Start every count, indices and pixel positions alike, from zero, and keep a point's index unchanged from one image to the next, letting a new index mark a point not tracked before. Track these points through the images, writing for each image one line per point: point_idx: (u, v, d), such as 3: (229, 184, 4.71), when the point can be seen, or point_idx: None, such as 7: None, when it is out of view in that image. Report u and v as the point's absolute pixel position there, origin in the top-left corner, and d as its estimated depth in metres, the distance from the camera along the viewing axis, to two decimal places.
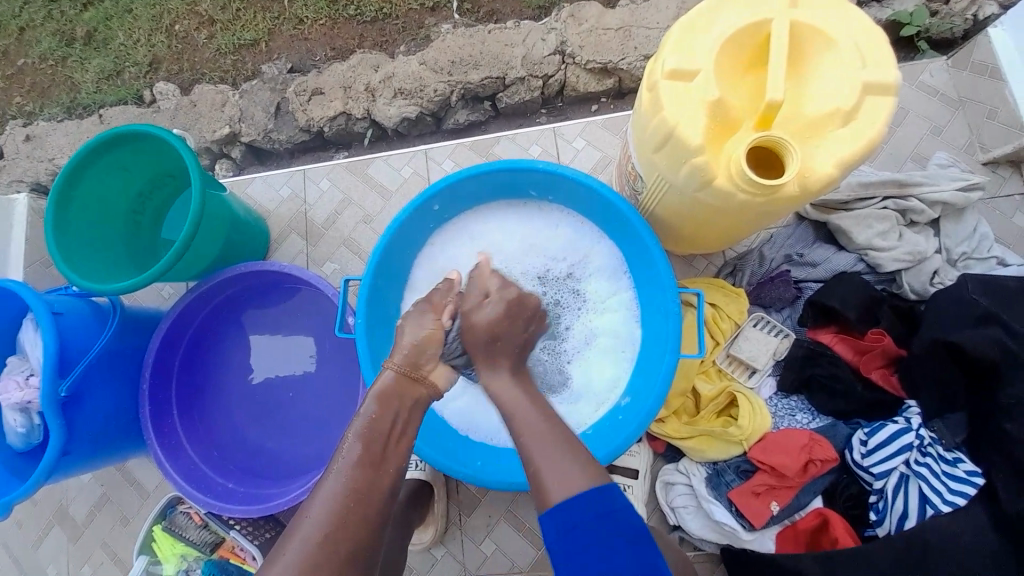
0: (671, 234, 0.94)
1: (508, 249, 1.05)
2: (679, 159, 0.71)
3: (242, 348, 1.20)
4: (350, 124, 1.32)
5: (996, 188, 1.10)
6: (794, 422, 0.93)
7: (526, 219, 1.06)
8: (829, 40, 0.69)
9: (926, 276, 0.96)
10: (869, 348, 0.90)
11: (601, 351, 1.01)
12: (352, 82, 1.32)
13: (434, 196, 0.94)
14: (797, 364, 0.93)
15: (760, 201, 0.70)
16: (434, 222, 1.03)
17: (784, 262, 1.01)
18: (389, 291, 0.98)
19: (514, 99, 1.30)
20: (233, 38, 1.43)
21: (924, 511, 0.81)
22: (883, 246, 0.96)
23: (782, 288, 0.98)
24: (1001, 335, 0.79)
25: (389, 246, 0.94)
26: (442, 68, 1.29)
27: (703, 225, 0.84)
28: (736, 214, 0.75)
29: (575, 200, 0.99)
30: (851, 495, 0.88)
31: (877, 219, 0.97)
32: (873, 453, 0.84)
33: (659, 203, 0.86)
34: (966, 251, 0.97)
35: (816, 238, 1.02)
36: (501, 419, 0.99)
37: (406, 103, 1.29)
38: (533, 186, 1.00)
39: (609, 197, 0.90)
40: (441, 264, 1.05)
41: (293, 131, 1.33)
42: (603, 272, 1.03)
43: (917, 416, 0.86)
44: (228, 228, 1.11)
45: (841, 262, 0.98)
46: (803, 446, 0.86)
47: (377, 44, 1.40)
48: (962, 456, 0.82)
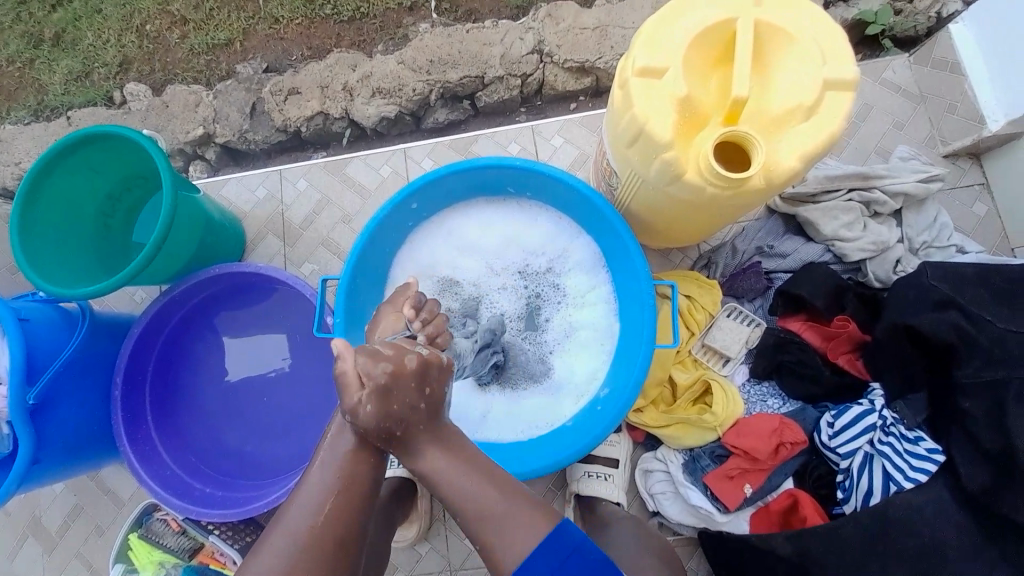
0: (646, 227, 0.96)
1: (488, 245, 1.06)
2: (650, 154, 0.73)
3: (220, 350, 1.19)
4: (328, 123, 1.32)
5: (956, 179, 1.15)
6: (766, 407, 0.96)
7: (506, 215, 1.07)
8: (791, 37, 0.71)
9: (890, 265, 0.99)
10: (835, 334, 0.94)
11: (581, 345, 1.03)
12: (330, 81, 1.32)
13: (412, 193, 0.95)
14: (769, 352, 0.95)
15: (727, 194, 0.72)
16: (414, 219, 1.03)
17: (756, 254, 1.04)
18: (369, 289, 0.99)
19: (493, 98, 1.31)
20: (207, 38, 1.41)
21: (887, 487, 0.85)
22: (849, 237, 0.99)
23: (753, 279, 1.01)
24: (959, 319, 0.83)
25: (368, 244, 0.94)
26: (420, 67, 1.30)
27: (676, 218, 0.86)
28: (706, 208, 0.77)
29: (553, 196, 1.01)
30: (821, 475, 0.91)
31: (843, 210, 1.00)
32: (839, 434, 0.88)
33: (632, 198, 0.88)
34: (926, 240, 1.01)
35: (786, 230, 1.04)
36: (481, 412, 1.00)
37: (385, 102, 1.29)
38: (512, 182, 1.01)
39: (586, 193, 0.91)
40: (422, 260, 1.06)
41: (270, 132, 1.32)
42: (582, 267, 1.05)
43: (881, 398, 0.90)
44: (202, 229, 1.10)
45: (809, 253, 1.01)
46: (774, 430, 0.89)
47: (355, 44, 1.40)
48: (922, 435, 0.86)
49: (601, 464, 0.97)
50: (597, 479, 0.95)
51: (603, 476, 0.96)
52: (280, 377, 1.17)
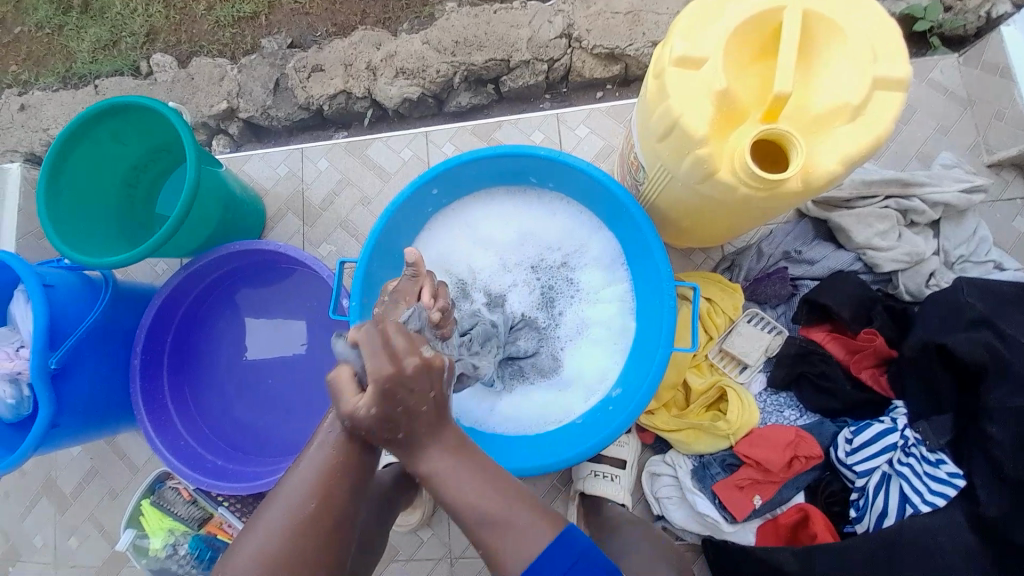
0: (671, 226, 0.94)
1: (507, 235, 1.05)
2: (683, 150, 0.70)
3: (236, 326, 1.20)
4: (349, 103, 1.31)
5: (1000, 190, 1.09)
6: (782, 418, 0.93)
7: (524, 206, 1.05)
8: (843, 31, 0.67)
9: (923, 278, 0.95)
10: (860, 347, 0.90)
11: (596, 341, 1.01)
12: (353, 60, 1.30)
13: (433, 179, 0.93)
14: (789, 361, 0.93)
15: (762, 196, 0.69)
16: (433, 206, 1.02)
17: (782, 259, 1.01)
18: (386, 274, 0.98)
19: (518, 83, 1.28)
20: (232, 10, 1.40)
21: (903, 510, 0.82)
22: (882, 246, 0.95)
23: (778, 285, 0.98)
24: (991, 339, 0.79)
25: (387, 228, 0.93)
26: (445, 48, 1.27)
27: (704, 217, 0.83)
28: (737, 208, 0.74)
29: (575, 189, 0.98)
30: (833, 492, 0.89)
31: (877, 218, 0.96)
32: (857, 451, 0.85)
33: (660, 194, 0.86)
34: (963, 254, 0.97)
35: (816, 236, 1.01)
36: (490, 404, 1.00)
37: (407, 83, 1.28)
38: (533, 173, 0.99)
39: (610, 187, 0.89)
40: (438, 250, 1.05)
41: (292, 110, 1.32)
42: (599, 263, 1.03)
43: (903, 416, 0.86)
44: (222, 206, 1.10)
45: (838, 261, 0.98)
46: (788, 443, 0.87)
47: (380, 21, 1.37)
48: (944, 458, 0.82)
49: (608, 464, 0.97)
50: (603, 478, 0.96)
51: (609, 476, 0.96)
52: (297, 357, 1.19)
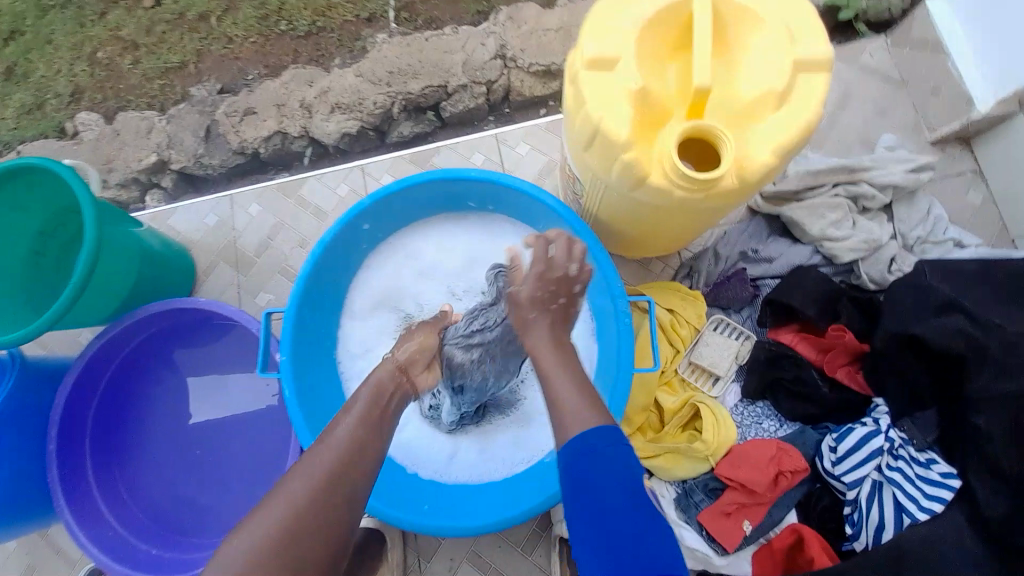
0: (620, 237, 0.88)
1: (451, 264, 0.97)
2: (609, 157, 0.65)
3: (171, 392, 1.10)
4: (286, 143, 1.24)
5: (948, 166, 1.08)
6: (761, 431, 0.86)
7: (469, 232, 0.98)
8: (757, 18, 0.63)
9: (884, 265, 0.92)
10: (831, 345, 0.85)
11: (560, 367, 0.94)
12: (285, 99, 1.24)
13: (363, 213, 0.86)
14: (761, 367, 0.86)
15: (698, 197, 0.64)
16: (368, 242, 0.93)
17: (739, 259, 0.97)
18: (321, 320, 0.89)
19: (458, 108, 1.23)
20: (159, 62, 1.33)
21: (901, 520, 0.75)
22: (838, 236, 0.92)
23: (738, 287, 0.94)
24: (965, 323, 0.75)
25: (316, 270, 0.84)
26: (380, 79, 1.23)
27: (648, 225, 0.78)
28: (678, 212, 0.69)
29: (518, 208, 0.92)
30: (827, 507, 0.82)
31: (829, 208, 0.94)
32: (843, 461, 0.78)
33: (600, 206, 0.80)
34: (922, 235, 0.95)
35: (771, 232, 0.99)
36: (454, 451, 0.90)
37: (344, 118, 1.22)
38: (472, 197, 0.92)
39: (553, 205, 0.84)
40: (378, 288, 0.96)
41: (227, 155, 1.24)
42: None
43: (886, 416, 0.80)
44: (139, 262, 1.00)
45: (796, 256, 0.95)
46: (771, 458, 0.80)
47: (313, 60, 1.32)
48: (935, 457, 0.77)
49: None
50: None
51: None
52: (241, 423, 1.08)
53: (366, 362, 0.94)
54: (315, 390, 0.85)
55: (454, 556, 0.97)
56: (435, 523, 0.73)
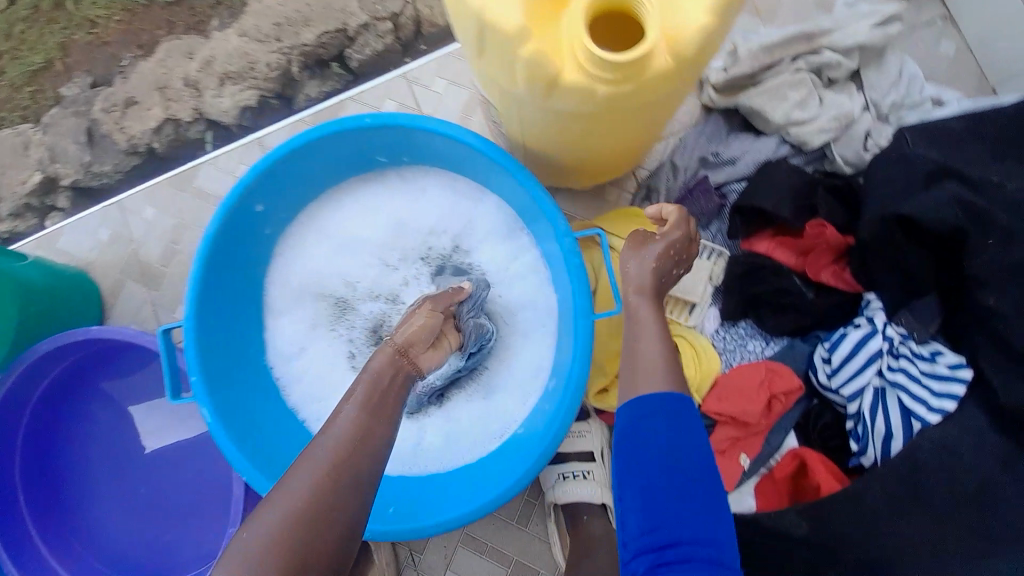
0: (561, 165, 0.76)
1: (376, 234, 0.82)
2: (508, 59, 0.51)
3: (113, 429, 0.95)
4: (180, 131, 1.06)
5: (917, 16, 0.95)
6: (747, 353, 0.77)
7: (389, 192, 0.83)
8: None
9: (858, 142, 0.81)
10: (811, 245, 0.75)
11: (525, 326, 0.82)
12: (167, 80, 1.06)
13: (250, 194, 0.71)
14: (737, 284, 0.77)
15: (625, 89, 0.51)
16: (271, 227, 0.78)
17: (700, 167, 0.84)
18: (237, 328, 0.76)
19: (366, 53, 1.04)
20: (22, 66, 1.08)
21: (910, 426, 0.68)
22: (805, 119, 0.80)
23: (702, 200, 0.82)
24: (959, 190, 0.65)
25: (210, 273, 0.71)
26: (267, 35, 1.05)
27: (581, 140, 0.65)
28: (608, 116, 0.56)
29: (436, 154, 0.77)
30: (828, 424, 0.75)
31: (791, 87, 0.81)
32: (840, 372, 0.71)
33: (522, 128, 0.67)
34: (896, 100, 0.83)
35: (731, 129, 0.86)
36: (443, 444, 0.80)
37: (239, 90, 1.05)
38: (380, 150, 0.77)
39: (472, 142, 0.70)
40: (298, 277, 0.82)
41: (120, 157, 1.05)
42: (496, 234, 0.82)
43: (881, 312, 0.71)
44: (19, 294, 0.85)
45: (762, 151, 0.82)
46: (761, 383, 0.72)
47: (191, 29, 1.08)
48: (940, 348, 0.69)
49: (576, 461, 0.85)
50: (573, 479, 0.84)
51: (581, 474, 0.84)
52: (189, 456, 0.94)
53: (303, 363, 0.81)
54: (246, 408, 0.74)
55: (449, 541, 0.90)
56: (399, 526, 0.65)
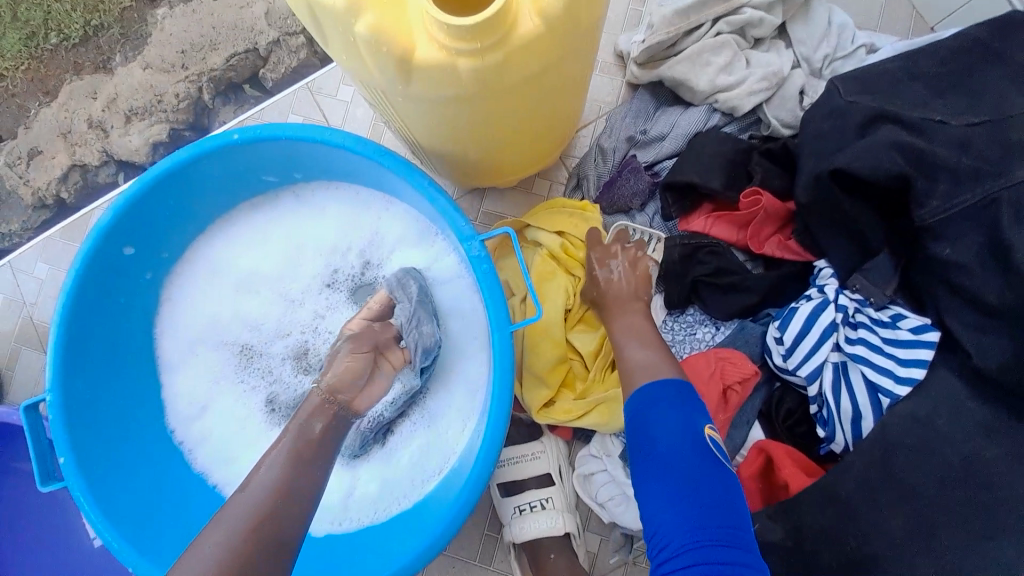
0: (468, 164, 0.68)
1: (277, 262, 0.74)
2: (349, 36, 0.43)
3: (35, 507, 0.81)
4: (89, 176, 0.96)
5: None
6: (697, 342, 0.69)
7: (286, 213, 0.75)
8: None
9: (793, 101, 0.74)
10: (749, 216, 0.67)
11: (455, 343, 0.72)
12: (71, 125, 0.96)
13: (113, 236, 0.63)
14: (677, 268, 0.69)
15: (492, 61, 0.43)
16: (153, 268, 0.71)
17: (630, 147, 0.77)
18: (123, 387, 0.68)
19: (279, 71, 0.95)
20: None
21: (878, 402, 0.60)
22: (731, 84, 0.73)
23: (632, 182, 0.75)
24: (898, 133, 0.58)
25: (76, 330, 0.63)
26: (172, 65, 0.95)
27: (474, 133, 0.57)
28: (487, 99, 0.48)
29: (326, 165, 0.70)
30: (792, 412, 0.67)
31: (713, 52, 0.74)
32: (795, 352, 0.62)
33: (410, 127, 0.59)
34: (829, 53, 0.75)
35: (659, 103, 0.79)
36: (382, 487, 0.70)
37: (147, 125, 0.95)
38: (265, 169, 0.70)
39: (352, 147, 0.62)
40: (192, 320, 0.74)
41: (28, 213, 0.95)
42: (408, 242, 0.74)
43: (833, 282, 0.64)
44: None
45: (692, 122, 0.75)
46: (713, 372, 0.63)
47: (98, 69, 0.98)
48: (901, 311, 0.61)
49: (534, 489, 0.76)
50: (530, 511, 0.75)
51: (539, 504, 0.75)
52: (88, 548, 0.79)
53: (207, 421, 0.72)
54: (137, 477, 0.65)
55: None
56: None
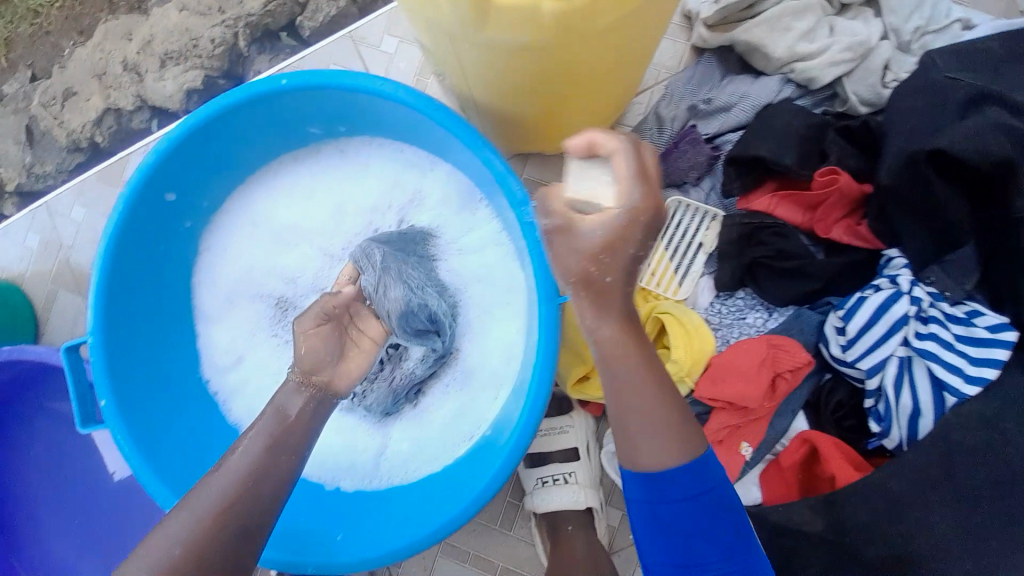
0: (521, 125, 0.65)
1: (315, 217, 0.72)
2: None
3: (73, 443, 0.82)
4: (123, 121, 0.94)
5: None
6: (746, 328, 0.66)
7: (327, 168, 0.73)
8: None
9: (876, 75, 0.69)
10: (821, 197, 0.63)
11: (474, 308, 0.71)
12: (105, 66, 0.94)
13: (156, 180, 0.62)
14: (734, 248, 0.66)
15: (578, 4, 0.39)
16: (192, 217, 0.69)
17: (690, 116, 0.73)
18: (160, 335, 0.68)
19: (319, 19, 0.91)
20: None
21: (943, 401, 0.57)
22: (812, 51, 0.69)
23: (690, 153, 0.71)
24: (1003, 114, 0.53)
25: (117, 273, 0.62)
26: (209, 8, 0.92)
27: (539, 89, 0.53)
28: (563, 49, 0.45)
29: (372, 119, 0.67)
30: (842, 404, 0.64)
31: (794, 15, 0.69)
32: (856, 342, 0.60)
33: (469, 80, 0.56)
34: (920, 25, 0.69)
35: (726, 71, 0.74)
36: (413, 447, 0.69)
37: (181, 70, 0.93)
38: (309, 119, 0.67)
39: (405, 99, 0.59)
40: (228, 272, 0.72)
41: (61, 156, 0.94)
42: (452, 205, 0.71)
43: (906, 273, 0.60)
44: None
45: (763, 92, 0.70)
46: (765, 359, 0.60)
47: (133, 9, 0.95)
48: (978, 308, 0.57)
49: (558, 463, 0.75)
50: (554, 484, 0.74)
51: (562, 478, 0.75)
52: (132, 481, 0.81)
53: (240, 374, 0.71)
54: (172, 424, 0.65)
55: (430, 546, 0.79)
56: (338, 559, 0.58)
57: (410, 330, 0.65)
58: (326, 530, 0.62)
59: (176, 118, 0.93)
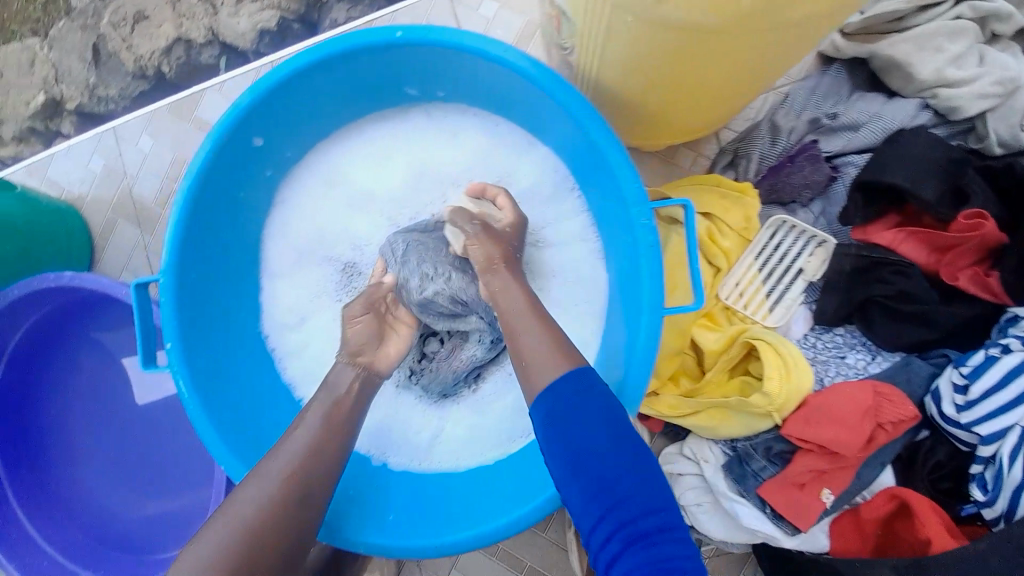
0: (637, 114, 0.60)
1: (396, 182, 0.69)
2: None
3: (109, 381, 0.79)
4: (192, 54, 0.90)
5: None
6: (844, 367, 0.63)
7: (415, 134, 0.69)
8: None
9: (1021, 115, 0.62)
10: (955, 242, 0.59)
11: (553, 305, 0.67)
12: None
13: (246, 122, 0.58)
14: (842, 282, 0.62)
15: None
16: (272, 166, 0.66)
17: (810, 131, 0.67)
18: (226, 284, 0.65)
19: None
20: None
21: None
22: (959, 79, 0.63)
23: (806, 171, 0.66)
24: None
25: (196, 214, 0.58)
26: None
27: (684, 78, 0.49)
28: (741, 37, 0.40)
29: (476, 86, 0.63)
30: (940, 465, 0.60)
31: (947, 36, 0.63)
32: (976, 406, 0.55)
33: (605, 60, 0.51)
34: None
35: (853, 87, 0.68)
36: (471, 434, 0.66)
37: (257, 8, 0.89)
38: (410, 78, 0.63)
39: (526, 69, 0.54)
40: (299, 228, 0.69)
41: (126, 81, 0.91)
42: (540, 192, 0.67)
43: None
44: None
45: (896, 116, 0.64)
46: (868, 410, 0.57)
47: None
48: None
49: None
50: None
51: None
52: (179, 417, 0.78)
53: (303, 333, 0.69)
54: (231, 377, 0.62)
55: None
56: (395, 543, 0.54)
57: (434, 313, 0.64)
58: (377, 509, 0.59)
59: (245, 59, 0.89)
